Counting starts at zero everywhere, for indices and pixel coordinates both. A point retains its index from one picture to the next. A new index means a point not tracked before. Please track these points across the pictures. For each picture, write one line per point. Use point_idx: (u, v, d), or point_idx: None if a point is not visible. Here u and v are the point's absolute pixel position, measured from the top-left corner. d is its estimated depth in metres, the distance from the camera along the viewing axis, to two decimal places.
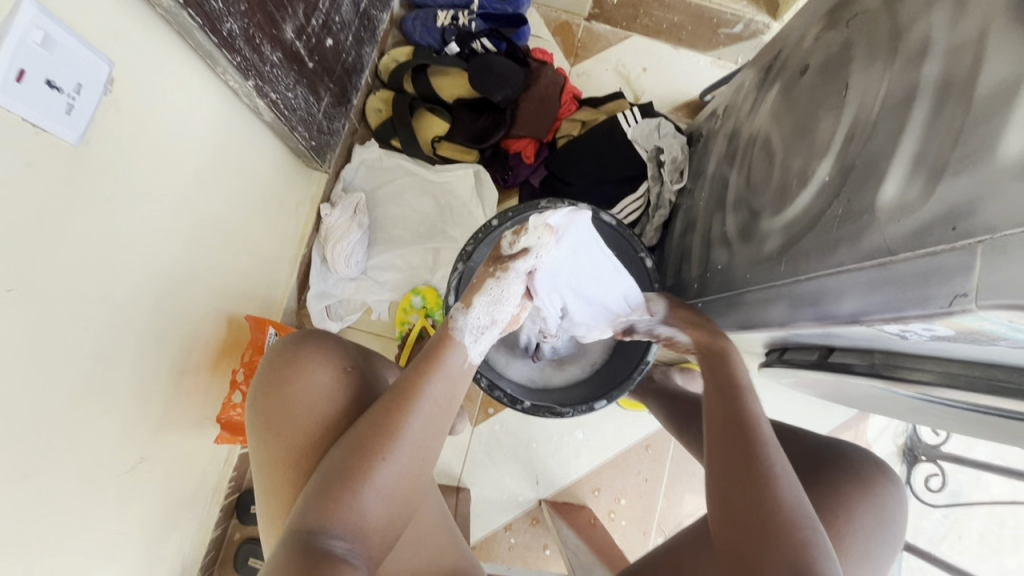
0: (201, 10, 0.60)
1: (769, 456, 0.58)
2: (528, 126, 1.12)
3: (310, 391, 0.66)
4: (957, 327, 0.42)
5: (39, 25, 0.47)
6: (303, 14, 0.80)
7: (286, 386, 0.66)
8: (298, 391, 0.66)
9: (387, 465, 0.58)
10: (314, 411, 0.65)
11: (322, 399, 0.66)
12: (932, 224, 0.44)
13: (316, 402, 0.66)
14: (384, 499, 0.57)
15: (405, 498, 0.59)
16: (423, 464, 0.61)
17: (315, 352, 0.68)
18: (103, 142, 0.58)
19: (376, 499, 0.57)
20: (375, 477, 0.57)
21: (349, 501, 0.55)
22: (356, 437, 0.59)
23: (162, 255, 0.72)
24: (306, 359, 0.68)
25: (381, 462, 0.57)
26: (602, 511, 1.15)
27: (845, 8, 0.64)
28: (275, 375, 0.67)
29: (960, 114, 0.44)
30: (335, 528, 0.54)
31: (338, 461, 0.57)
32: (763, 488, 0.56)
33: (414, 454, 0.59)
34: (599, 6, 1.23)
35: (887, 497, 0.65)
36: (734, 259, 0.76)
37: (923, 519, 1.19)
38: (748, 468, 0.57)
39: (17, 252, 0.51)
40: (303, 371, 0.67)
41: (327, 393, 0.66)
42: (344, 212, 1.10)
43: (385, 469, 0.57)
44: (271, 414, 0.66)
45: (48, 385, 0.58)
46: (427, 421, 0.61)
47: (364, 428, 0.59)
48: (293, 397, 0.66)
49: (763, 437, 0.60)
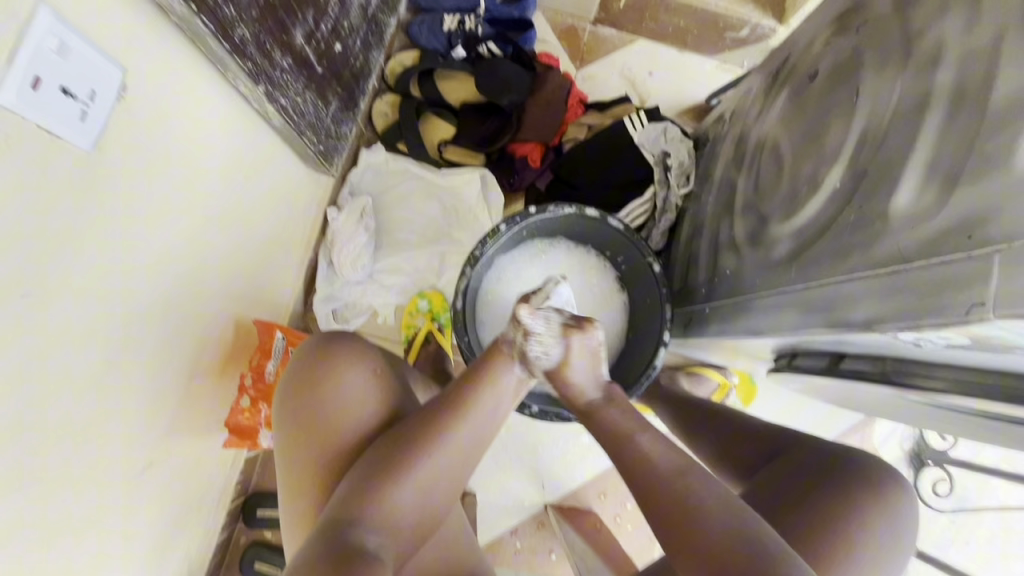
0: (214, 17, 0.60)
1: (688, 476, 0.57)
2: (534, 129, 1.12)
3: (346, 389, 0.67)
4: (972, 336, 0.42)
5: (54, 33, 0.47)
6: (312, 19, 0.80)
7: (321, 385, 0.66)
8: (334, 390, 0.66)
9: (428, 467, 0.59)
10: (350, 409, 0.66)
11: (360, 399, 0.67)
12: (946, 232, 0.44)
13: (352, 401, 0.66)
14: (418, 501, 0.58)
15: (437, 504, 0.60)
16: (462, 473, 0.62)
17: (352, 352, 0.69)
18: (116, 148, 0.58)
19: (412, 499, 0.58)
20: (415, 478, 0.58)
21: (387, 499, 0.56)
22: (402, 439, 0.60)
23: (173, 259, 0.72)
24: (341, 359, 0.68)
25: (423, 464, 0.59)
26: (608, 515, 1.15)
27: (855, 14, 0.64)
28: (308, 372, 0.67)
29: (975, 122, 0.44)
30: (370, 525, 0.55)
31: (380, 461, 0.59)
32: (681, 498, 0.55)
33: (455, 462, 0.61)
34: (606, 11, 1.23)
35: (898, 502, 0.65)
36: (743, 264, 0.76)
37: (931, 524, 1.19)
38: (659, 496, 0.56)
39: (30, 258, 0.51)
40: (340, 369, 0.67)
41: (364, 393, 0.67)
42: (351, 214, 1.10)
43: (425, 471, 0.59)
44: (303, 412, 0.66)
45: (59, 390, 0.58)
46: (473, 432, 0.62)
47: (411, 431, 0.61)
48: (328, 395, 0.66)
49: (642, 445, 0.60)
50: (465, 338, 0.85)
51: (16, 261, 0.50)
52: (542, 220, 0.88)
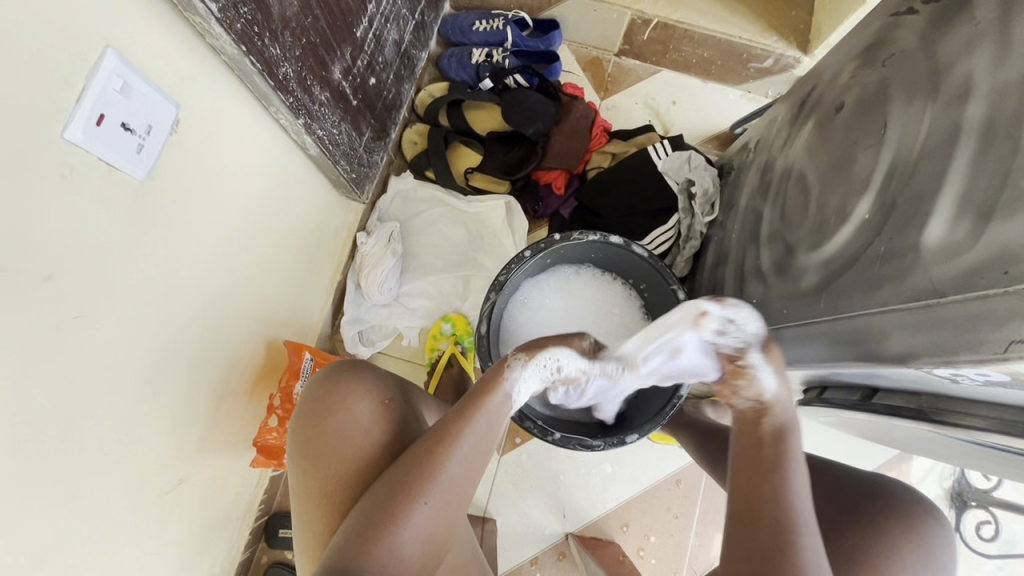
0: (261, 56, 0.64)
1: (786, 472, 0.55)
2: (559, 158, 1.15)
3: (354, 422, 0.68)
4: (1013, 373, 0.41)
5: (118, 73, 0.51)
6: (350, 55, 0.85)
7: (330, 416, 0.68)
8: (344, 422, 0.68)
9: (424, 505, 0.58)
10: (356, 444, 0.66)
11: (367, 431, 0.67)
12: (983, 267, 0.43)
13: (359, 434, 0.67)
14: (419, 541, 0.57)
15: (439, 538, 0.59)
16: (459, 501, 0.61)
17: (361, 386, 0.71)
18: (165, 177, 0.62)
19: (412, 537, 0.56)
20: (412, 519, 0.57)
21: (384, 540, 0.55)
22: (395, 475, 0.59)
23: (211, 282, 0.75)
24: (350, 391, 0.70)
25: (417, 500, 0.57)
26: (631, 548, 1.12)
27: (881, 47, 0.65)
28: (320, 408, 0.69)
29: (1008, 157, 0.44)
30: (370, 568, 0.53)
31: (374, 501, 0.58)
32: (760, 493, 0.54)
33: (449, 494, 0.60)
34: (630, 42, 1.26)
35: (934, 540, 0.62)
36: (770, 294, 0.75)
37: (976, 571, 1.11)
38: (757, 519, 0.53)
39: (81, 282, 0.54)
40: (350, 403, 0.69)
41: (370, 426, 0.68)
42: (379, 239, 1.13)
43: (422, 509, 0.57)
44: (314, 442, 0.67)
45: (103, 405, 0.61)
46: (465, 463, 0.61)
47: (403, 468, 0.59)
48: (337, 428, 0.67)
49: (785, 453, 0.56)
50: (488, 363, 0.85)
51: (69, 285, 0.53)
52: (566, 247, 0.89)
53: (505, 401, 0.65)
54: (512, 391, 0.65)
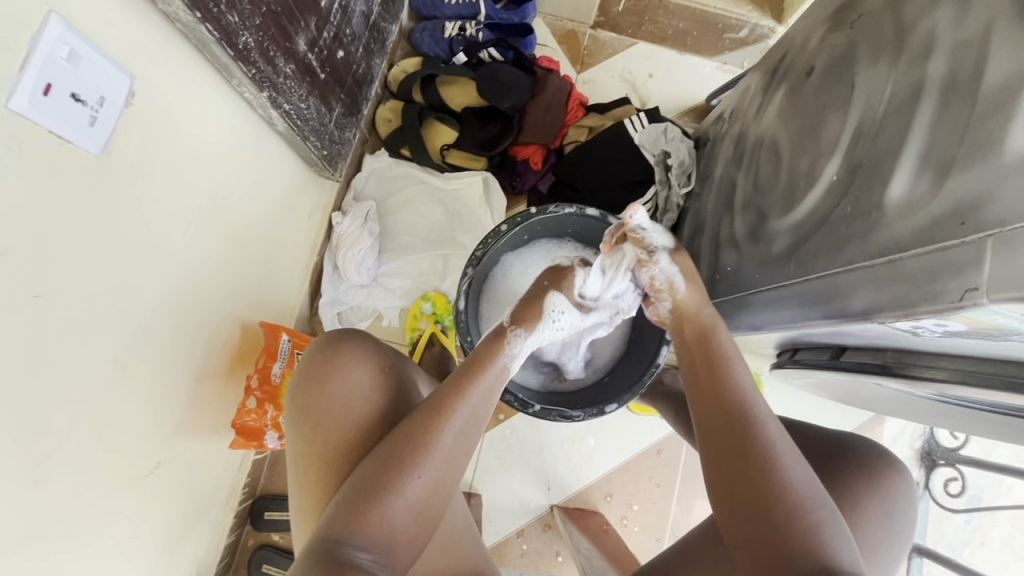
0: (218, 24, 0.62)
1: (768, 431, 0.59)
2: (535, 132, 1.13)
3: (351, 391, 0.67)
4: (970, 322, 0.42)
5: (65, 41, 0.49)
6: (315, 26, 0.82)
7: (327, 384, 0.67)
8: (341, 389, 0.67)
9: (416, 479, 0.58)
10: (352, 411, 0.66)
11: (364, 401, 0.67)
12: (942, 218, 0.44)
13: (357, 405, 0.67)
14: (410, 514, 0.58)
15: (432, 514, 0.60)
16: (452, 477, 0.61)
17: (358, 355, 0.69)
18: (123, 152, 0.59)
19: (403, 509, 0.57)
20: (403, 491, 0.57)
21: (376, 512, 0.56)
22: (389, 449, 0.59)
23: (180, 261, 0.73)
24: (347, 359, 0.69)
25: (411, 475, 0.58)
26: (615, 517, 1.14)
27: (849, 9, 0.65)
28: (316, 373, 0.68)
29: (965, 112, 0.44)
30: (359, 538, 0.54)
31: (367, 473, 0.58)
32: (769, 468, 0.56)
33: (445, 467, 0.60)
34: (604, 14, 1.23)
35: (893, 488, 0.64)
36: (743, 261, 0.76)
37: (944, 525, 1.16)
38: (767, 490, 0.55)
39: (31, 262, 0.52)
40: (348, 371, 0.68)
41: (367, 397, 0.67)
42: (356, 219, 1.11)
43: (413, 483, 0.58)
44: (310, 409, 0.67)
45: (73, 387, 0.60)
46: (458, 437, 0.62)
47: (394, 442, 0.60)
48: (335, 396, 0.67)
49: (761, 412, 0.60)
50: (467, 338, 0.85)
51: (22, 265, 0.51)
52: (543, 220, 0.88)
53: (500, 371, 0.67)
54: (509, 367, 0.68)
